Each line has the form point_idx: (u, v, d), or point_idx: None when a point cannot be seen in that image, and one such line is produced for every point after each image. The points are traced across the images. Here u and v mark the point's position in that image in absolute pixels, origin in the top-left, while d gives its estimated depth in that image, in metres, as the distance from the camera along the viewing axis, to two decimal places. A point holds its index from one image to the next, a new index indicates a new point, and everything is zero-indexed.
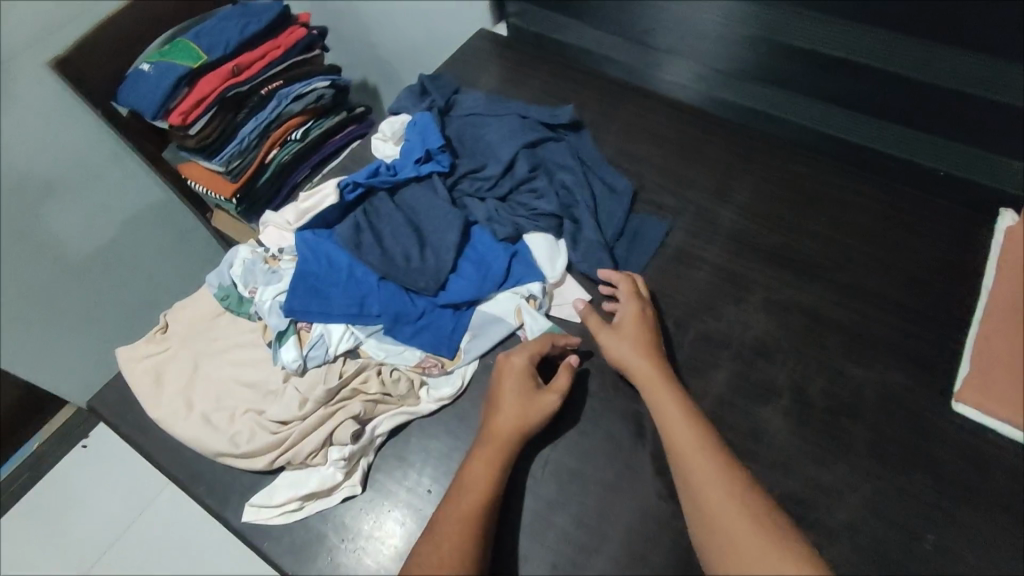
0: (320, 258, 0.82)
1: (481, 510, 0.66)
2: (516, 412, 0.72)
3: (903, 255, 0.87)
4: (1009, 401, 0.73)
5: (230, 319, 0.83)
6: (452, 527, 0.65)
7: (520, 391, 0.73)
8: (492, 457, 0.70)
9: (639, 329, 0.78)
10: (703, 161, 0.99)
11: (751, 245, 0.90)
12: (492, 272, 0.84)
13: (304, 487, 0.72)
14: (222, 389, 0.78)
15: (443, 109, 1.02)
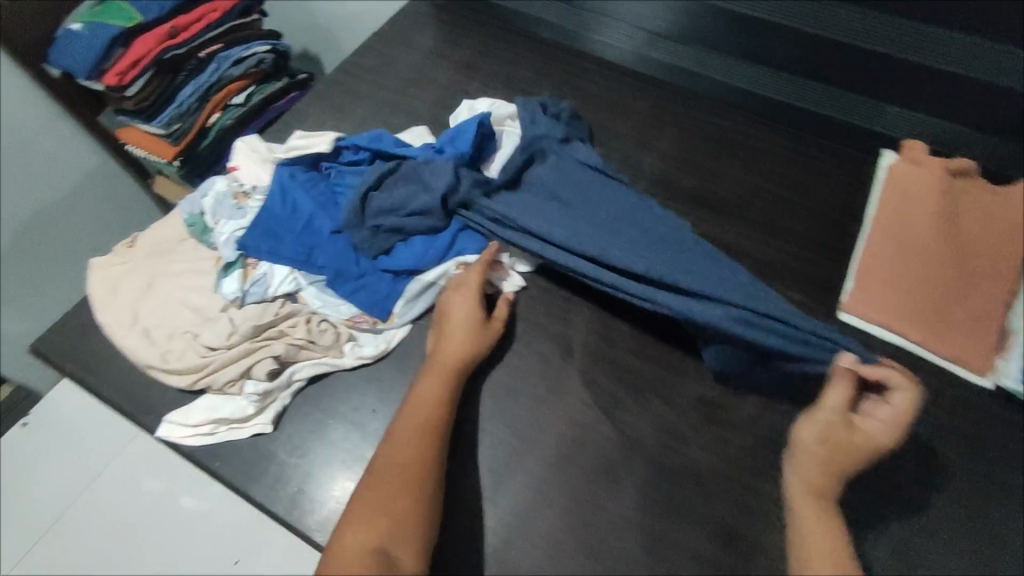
0: (286, 203, 0.86)
1: (433, 422, 0.73)
2: (463, 335, 0.78)
3: (805, 193, 0.95)
4: (887, 308, 0.83)
5: (192, 245, 0.89)
6: (409, 435, 0.71)
7: (470, 314, 0.80)
8: (443, 380, 0.76)
9: (868, 440, 0.65)
10: (628, 112, 1.05)
11: (671, 185, 0.97)
12: (437, 246, 0.85)
13: (218, 411, 0.77)
14: (167, 312, 0.83)
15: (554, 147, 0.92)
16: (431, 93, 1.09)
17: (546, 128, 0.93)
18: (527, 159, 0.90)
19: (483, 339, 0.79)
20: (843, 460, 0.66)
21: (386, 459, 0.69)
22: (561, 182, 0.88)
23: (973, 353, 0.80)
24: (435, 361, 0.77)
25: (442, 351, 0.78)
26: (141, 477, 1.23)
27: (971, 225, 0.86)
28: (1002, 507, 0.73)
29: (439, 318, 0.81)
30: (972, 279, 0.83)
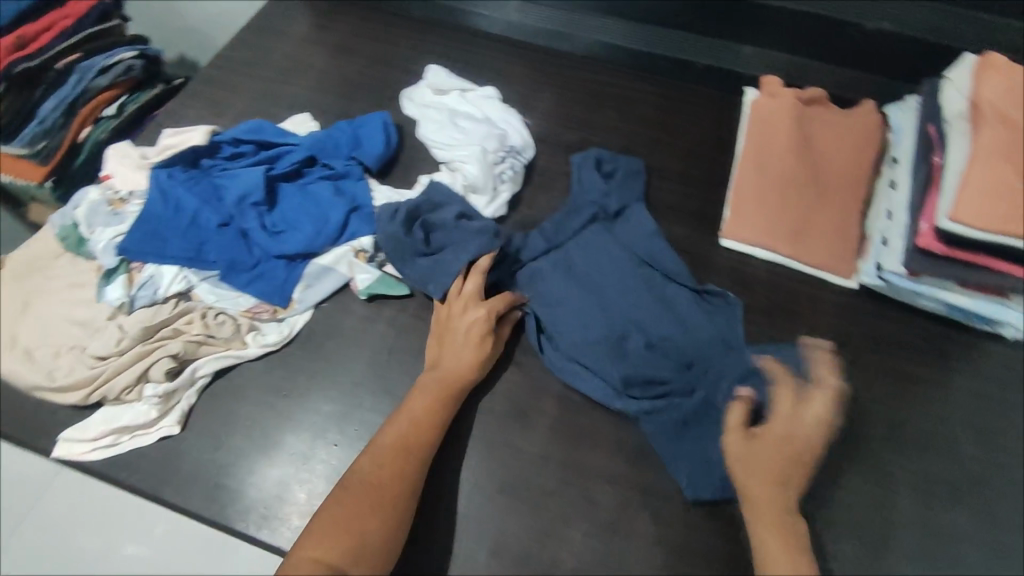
0: (168, 202, 0.84)
1: (414, 440, 0.69)
2: (464, 353, 0.75)
3: (679, 134, 1.02)
4: (759, 230, 0.90)
5: (70, 260, 0.85)
6: (389, 449, 0.68)
7: (477, 334, 0.76)
8: (434, 391, 0.73)
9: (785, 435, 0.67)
10: (508, 78, 1.07)
11: (555, 142, 1.01)
12: (329, 225, 0.85)
13: (117, 421, 0.75)
14: (50, 331, 0.80)
15: (604, 216, 0.90)
16: (310, 80, 1.08)
17: (600, 192, 0.91)
18: (586, 221, 0.89)
19: (483, 361, 0.76)
20: (768, 471, 0.65)
21: (362, 473, 0.66)
22: (582, 255, 0.86)
23: (836, 259, 0.88)
24: (435, 379, 0.74)
25: (441, 369, 0.75)
26: (74, 528, 1.11)
27: (824, 148, 0.95)
28: (879, 389, 0.80)
29: (440, 337, 0.78)
30: (828, 193, 0.91)
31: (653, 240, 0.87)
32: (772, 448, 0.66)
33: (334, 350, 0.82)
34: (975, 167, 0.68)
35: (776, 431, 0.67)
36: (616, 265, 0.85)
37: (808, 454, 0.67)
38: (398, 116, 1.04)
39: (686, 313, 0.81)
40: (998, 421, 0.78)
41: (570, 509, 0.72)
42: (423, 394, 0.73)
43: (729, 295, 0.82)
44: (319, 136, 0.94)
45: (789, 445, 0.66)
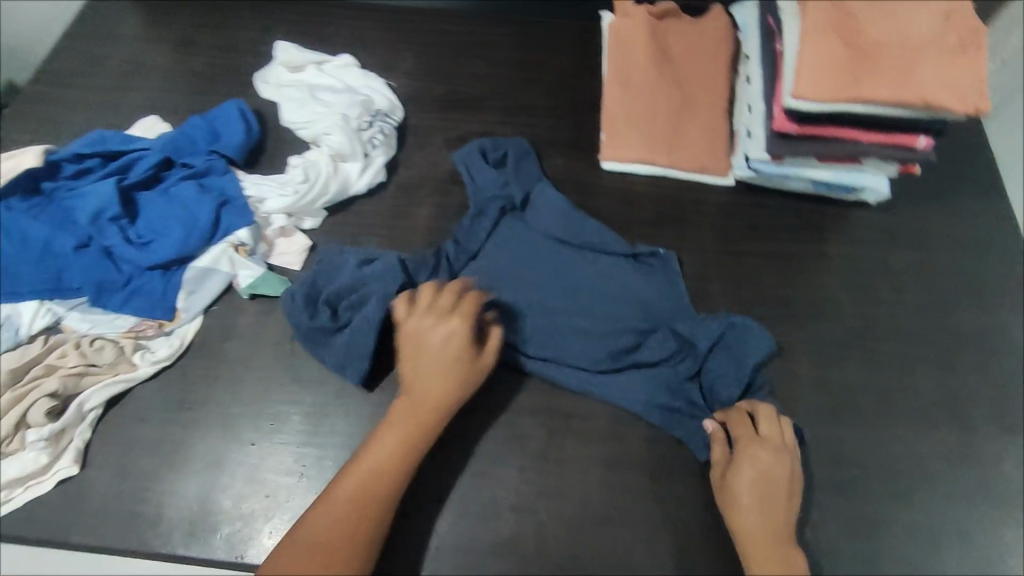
0: (12, 234, 0.76)
1: (377, 488, 0.65)
2: (441, 379, 0.69)
3: (545, 69, 1.02)
4: (633, 148, 0.91)
5: None
6: (348, 499, 0.64)
7: (450, 347, 0.70)
8: (409, 432, 0.68)
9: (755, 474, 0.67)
10: (364, 42, 1.03)
11: (425, 99, 0.99)
12: (198, 225, 0.80)
13: (4, 476, 0.69)
14: None
15: (512, 208, 0.87)
16: (151, 78, 1.00)
17: (497, 185, 0.88)
18: (496, 219, 0.86)
19: (461, 384, 0.70)
20: (737, 512, 0.67)
21: (313, 528, 0.63)
22: (510, 249, 0.85)
23: (710, 160, 0.91)
24: (408, 409, 0.69)
25: (416, 399, 0.69)
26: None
27: (681, 58, 0.97)
28: (766, 273, 0.85)
29: (414, 361, 0.71)
30: (691, 100, 0.94)
31: (570, 217, 0.86)
32: (738, 486, 0.67)
33: (232, 350, 0.79)
34: (808, 43, 0.71)
35: (741, 471, 0.68)
36: (539, 251, 0.84)
37: (776, 489, 0.67)
38: (254, 100, 0.98)
39: (627, 282, 0.83)
40: (871, 278, 0.85)
41: (499, 449, 0.74)
42: (392, 432, 0.68)
43: (661, 251, 0.84)
44: (171, 136, 0.87)
45: (754, 482, 0.67)
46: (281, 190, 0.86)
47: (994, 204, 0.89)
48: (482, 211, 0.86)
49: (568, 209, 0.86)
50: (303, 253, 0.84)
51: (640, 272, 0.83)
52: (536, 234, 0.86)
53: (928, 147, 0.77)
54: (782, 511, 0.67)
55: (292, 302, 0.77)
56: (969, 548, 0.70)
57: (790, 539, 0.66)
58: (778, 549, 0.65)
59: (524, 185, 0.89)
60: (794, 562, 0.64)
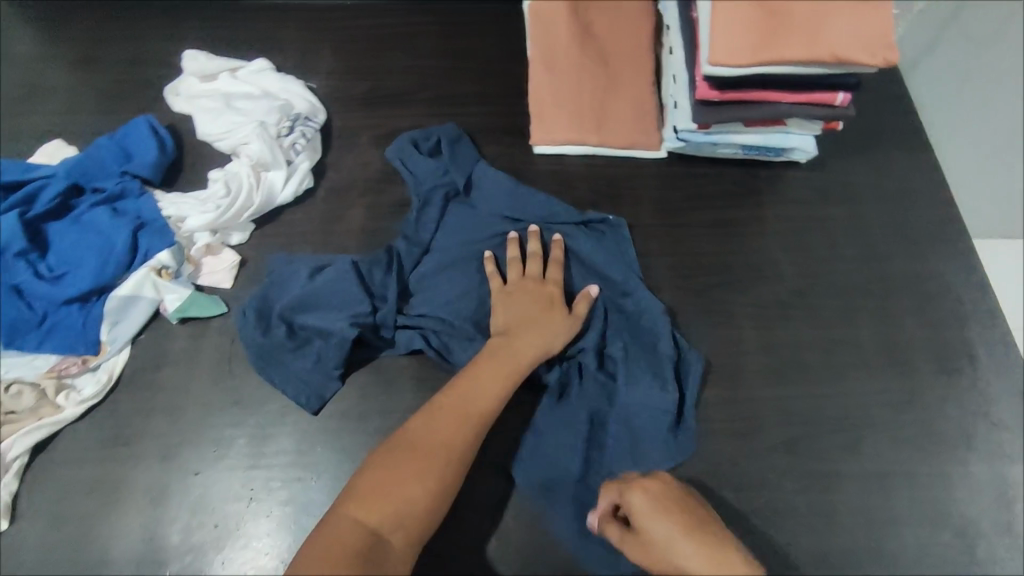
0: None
1: (478, 408, 0.65)
2: (536, 324, 0.72)
3: (469, 57, 1.00)
4: (563, 129, 0.90)
5: None
6: (446, 413, 0.65)
7: (541, 301, 0.74)
8: (505, 365, 0.68)
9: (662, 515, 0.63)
10: (279, 44, 0.99)
11: (348, 98, 0.96)
12: (114, 252, 0.76)
13: None
14: None
15: (456, 194, 0.85)
16: (53, 100, 0.94)
17: (436, 173, 0.85)
18: (442, 207, 0.84)
19: (551, 333, 0.72)
20: (661, 556, 0.61)
21: (416, 433, 0.63)
22: (454, 235, 0.83)
23: (641, 134, 0.90)
24: (505, 350, 0.70)
25: (512, 338, 0.71)
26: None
27: (604, 33, 0.96)
28: (707, 242, 0.85)
29: (510, 307, 0.74)
30: (618, 75, 0.93)
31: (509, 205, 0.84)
32: (647, 531, 0.62)
33: (165, 379, 0.75)
34: (719, 7, 0.71)
35: (638, 516, 0.63)
36: (480, 235, 0.83)
37: (682, 510, 0.62)
38: (167, 114, 0.93)
39: (580, 244, 0.81)
40: (806, 236, 0.86)
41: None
42: (491, 362, 0.68)
43: (610, 218, 0.83)
44: (75, 161, 0.82)
45: (658, 516, 0.62)
46: (202, 206, 0.82)
47: (917, 153, 0.92)
48: (427, 201, 0.84)
49: (510, 184, 0.85)
50: (233, 269, 0.81)
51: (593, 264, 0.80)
52: (479, 218, 0.84)
53: (846, 103, 0.78)
54: (706, 528, 0.62)
55: (243, 314, 0.74)
56: (920, 490, 0.72)
57: (728, 550, 0.60)
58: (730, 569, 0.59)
59: (465, 169, 0.87)
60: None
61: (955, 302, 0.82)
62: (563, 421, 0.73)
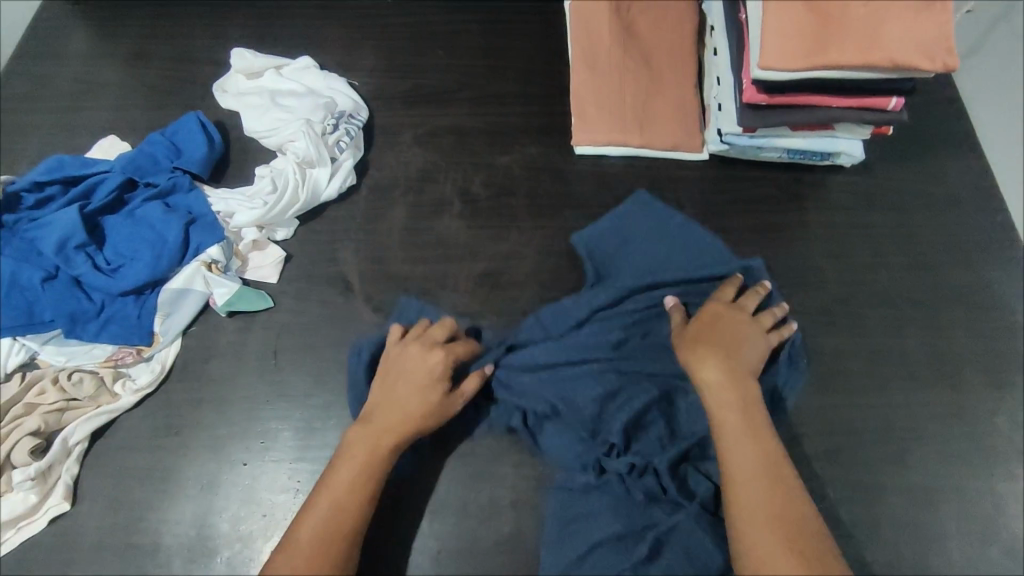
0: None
1: (348, 509, 0.64)
2: (411, 398, 0.69)
3: (510, 55, 1.00)
4: (604, 130, 0.90)
5: None
6: (324, 520, 0.62)
7: (421, 391, 0.69)
8: (372, 459, 0.66)
9: (710, 336, 0.70)
10: (323, 42, 1.01)
11: (389, 97, 0.97)
12: (168, 246, 0.78)
13: None
14: None
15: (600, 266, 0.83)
16: (106, 96, 0.97)
17: (602, 238, 0.84)
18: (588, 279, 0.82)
19: (426, 414, 0.69)
20: (695, 353, 0.69)
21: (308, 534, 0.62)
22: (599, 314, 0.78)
23: (684, 136, 0.90)
24: (366, 438, 0.67)
25: (380, 422, 0.68)
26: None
27: (647, 32, 0.95)
28: (748, 246, 0.85)
29: (388, 378, 0.71)
30: (659, 75, 0.93)
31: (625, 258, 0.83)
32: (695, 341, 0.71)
33: (214, 372, 0.77)
34: (771, 9, 0.70)
35: (697, 326, 0.72)
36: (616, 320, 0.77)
37: (732, 334, 0.70)
38: (214, 111, 0.95)
39: None
40: (851, 243, 0.85)
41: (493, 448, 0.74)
42: (356, 454, 0.66)
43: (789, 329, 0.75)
44: (130, 155, 0.85)
45: (708, 330, 0.70)
46: (249, 203, 0.83)
47: (968, 158, 0.89)
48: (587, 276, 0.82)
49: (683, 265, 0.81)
50: (279, 265, 0.83)
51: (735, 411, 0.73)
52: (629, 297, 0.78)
53: (898, 108, 0.76)
54: (739, 350, 0.69)
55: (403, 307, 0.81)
56: (965, 504, 0.71)
57: (749, 369, 0.69)
58: (741, 392, 0.67)
59: (639, 241, 0.83)
60: (752, 389, 0.67)
61: (1006, 313, 0.80)
62: (602, 514, 0.69)
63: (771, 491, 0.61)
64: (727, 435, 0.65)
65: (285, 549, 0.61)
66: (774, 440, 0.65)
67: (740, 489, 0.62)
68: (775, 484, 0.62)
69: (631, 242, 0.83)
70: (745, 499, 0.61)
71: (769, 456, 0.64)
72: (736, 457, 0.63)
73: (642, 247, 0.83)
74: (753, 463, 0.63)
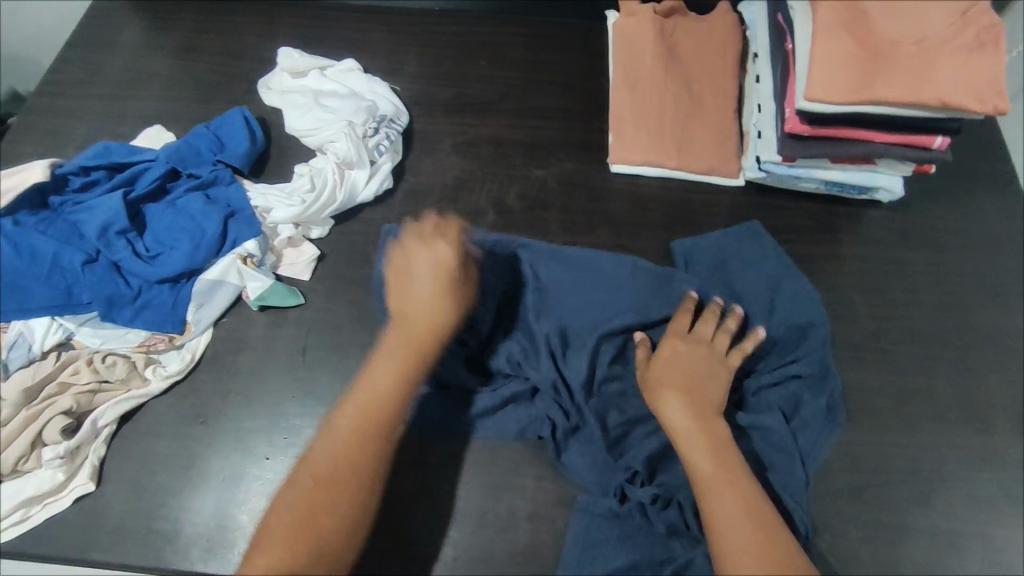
0: (22, 250, 0.75)
1: (376, 421, 0.64)
2: (430, 288, 0.69)
3: (551, 70, 1.01)
4: (641, 150, 0.91)
5: None
6: (341, 443, 0.63)
7: (436, 278, 0.70)
8: (405, 357, 0.67)
9: (683, 368, 0.71)
10: (368, 46, 1.02)
11: (430, 104, 0.98)
12: (206, 237, 0.80)
13: (20, 495, 0.68)
14: None
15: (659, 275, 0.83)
16: (156, 87, 0.99)
17: (705, 253, 0.85)
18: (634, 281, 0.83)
19: (444, 301, 0.69)
20: (664, 392, 0.69)
21: (314, 466, 0.62)
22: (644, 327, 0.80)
23: (720, 161, 0.90)
24: (403, 336, 0.68)
25: (411, 319, 0.69)
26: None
27: (688, 57, 0.96)
28: None
29: (403, 265, 0.71)
30: (700, 100, 0.93)
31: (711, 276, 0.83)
32: (664, 375, 0.71)
33: (242, 364, 0.79)
34: (819, 46, 0.71)
35: (664, 361, 0.72)
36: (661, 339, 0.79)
37: (704, 370, 0.72)
38: (259, 108, 0.97)
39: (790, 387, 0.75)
40: (886, 279, 0.84)
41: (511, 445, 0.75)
42: (389, 357, 0.67)
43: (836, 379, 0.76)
44: (175, 146, 0.86)
45: (678, 369, 0.71)
46: (287, 200, 0.84)
47: (1010, 201, 0.88)
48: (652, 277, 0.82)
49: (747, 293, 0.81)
50: (312, 263, 0.84)
51: (760, 445, 0.72)
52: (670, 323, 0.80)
53: (943, 147, 0.75)
54: (705, 386, 0.71)
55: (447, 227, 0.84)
56: (992, 553, 0.70)
57: (711, 410, 0.69)
58: (706, 423, 0.68)
59: (733, 262, 0.83)
60: (719, 428, 0.68)
61: None
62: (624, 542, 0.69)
63: (758, 532, 0.60)
64: (705, 481, 0.64)
65: (294, 483, 0.61)
66: (752, 481, 0.64)
67: (727, 533, 0.61)
68: (761, 526, 0.61)
69: (722, 257, 0.84)
70: (734, 543, 0.60)
71: (751, 497, 0.63)
72: (716, 503, 0.62)
73: (735, 266, 0.83)
74: (733, 499, 0.62)
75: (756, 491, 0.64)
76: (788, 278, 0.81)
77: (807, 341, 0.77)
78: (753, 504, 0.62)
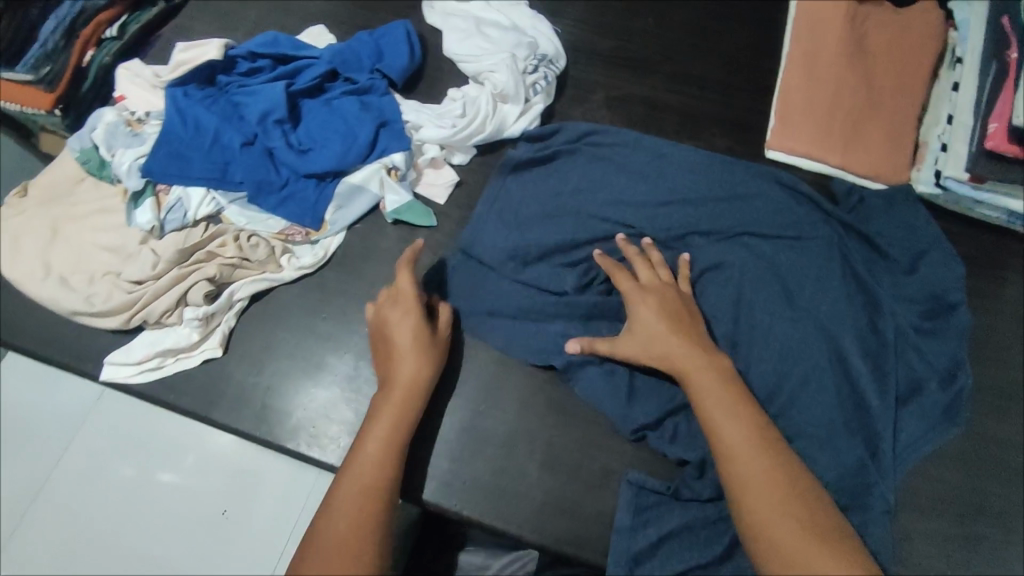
0: (188, 121, 0.79)
1: (377, 480, 0.63)
2: (407, 354, 0.69)
3: (720, 39, 0.95)
4: (804, 140, 0.85)
5: (93, 183, 0.82)
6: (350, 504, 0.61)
7: (412, 340, 0.70)
8: (391, 420, 0.66)
9: (666, 310, 0.70)
10: None
11: (589, 51, 0.95)
12: (357, 142, 0.80)
13: (160, 345, 0.74)
14: (83, 252, 0.78)
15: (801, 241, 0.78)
16: None
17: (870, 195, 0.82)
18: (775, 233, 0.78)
19: (424, 356, 0.70)
20: (658, 342, 0.68)
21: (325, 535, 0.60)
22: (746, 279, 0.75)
23: (890, 168, 0.83)
24: (387, 400, 0.67)
25: (391, 385, 0.68)
26: (121, 447, 0.95)
27: (877, 50, 0.89)
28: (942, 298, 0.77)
29: (382, 341, 0.71)
30: (881, 98, 0.86)
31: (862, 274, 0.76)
32: (648, 324, 0.69)
33: (369, 271, 0.81)
34: None
35: (646, 310, 0.70)
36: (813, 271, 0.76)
37: (681, 315, 0.70)
38: (419, 25, 0.97)
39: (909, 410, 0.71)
40: None
41: (625, 399, 0.71)
42: (377, 421, 0.66)
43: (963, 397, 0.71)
44: (339, 48, 0.88)
45: (663, 310, 0.70)
46: (438, 120, 0.84)
47: None
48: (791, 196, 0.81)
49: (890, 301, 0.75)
50: (449, 188, 0.85)
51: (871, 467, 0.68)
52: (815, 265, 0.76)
53: None
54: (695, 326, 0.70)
55: (577, 126, 0.85)
56: None
57: (705, 345, 0.68)
58: (707, 364, 0.66)
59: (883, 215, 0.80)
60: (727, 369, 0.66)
61: None
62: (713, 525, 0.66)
63: (769, 462, 0.60)
64: (711, 420, 0.63)
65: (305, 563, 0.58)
66: (768, 426, 0.63)
67: (746, 483, 0.59)
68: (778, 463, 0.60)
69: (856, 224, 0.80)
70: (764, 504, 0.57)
71: (760, 429, 0.62)
72: (727, 435, 0.61)
73: (867, 258, 0.78)
74: (750, 448, 0.60)
75: (776, 444, 0.62)
76: (939, 308, 0.75)
77: (946, 357, 0.73)
78: (776, 455, 0.60)
